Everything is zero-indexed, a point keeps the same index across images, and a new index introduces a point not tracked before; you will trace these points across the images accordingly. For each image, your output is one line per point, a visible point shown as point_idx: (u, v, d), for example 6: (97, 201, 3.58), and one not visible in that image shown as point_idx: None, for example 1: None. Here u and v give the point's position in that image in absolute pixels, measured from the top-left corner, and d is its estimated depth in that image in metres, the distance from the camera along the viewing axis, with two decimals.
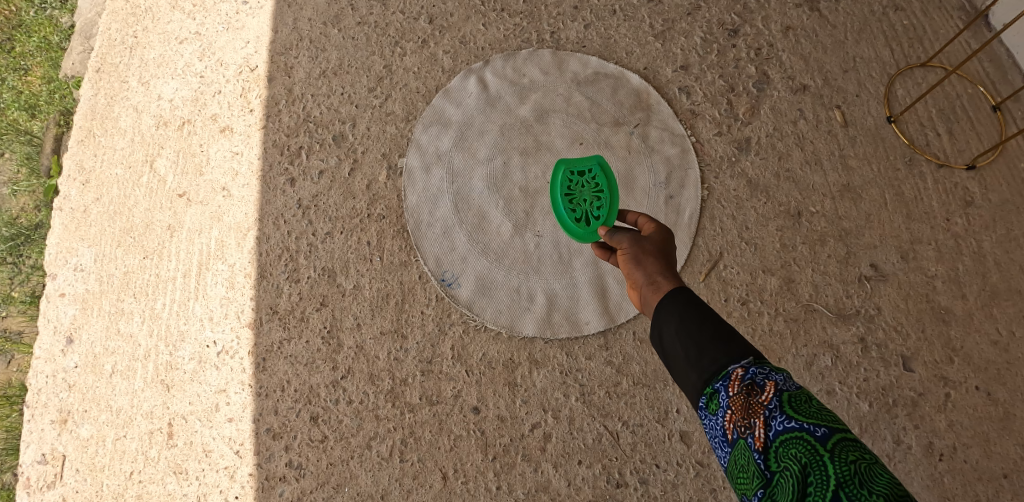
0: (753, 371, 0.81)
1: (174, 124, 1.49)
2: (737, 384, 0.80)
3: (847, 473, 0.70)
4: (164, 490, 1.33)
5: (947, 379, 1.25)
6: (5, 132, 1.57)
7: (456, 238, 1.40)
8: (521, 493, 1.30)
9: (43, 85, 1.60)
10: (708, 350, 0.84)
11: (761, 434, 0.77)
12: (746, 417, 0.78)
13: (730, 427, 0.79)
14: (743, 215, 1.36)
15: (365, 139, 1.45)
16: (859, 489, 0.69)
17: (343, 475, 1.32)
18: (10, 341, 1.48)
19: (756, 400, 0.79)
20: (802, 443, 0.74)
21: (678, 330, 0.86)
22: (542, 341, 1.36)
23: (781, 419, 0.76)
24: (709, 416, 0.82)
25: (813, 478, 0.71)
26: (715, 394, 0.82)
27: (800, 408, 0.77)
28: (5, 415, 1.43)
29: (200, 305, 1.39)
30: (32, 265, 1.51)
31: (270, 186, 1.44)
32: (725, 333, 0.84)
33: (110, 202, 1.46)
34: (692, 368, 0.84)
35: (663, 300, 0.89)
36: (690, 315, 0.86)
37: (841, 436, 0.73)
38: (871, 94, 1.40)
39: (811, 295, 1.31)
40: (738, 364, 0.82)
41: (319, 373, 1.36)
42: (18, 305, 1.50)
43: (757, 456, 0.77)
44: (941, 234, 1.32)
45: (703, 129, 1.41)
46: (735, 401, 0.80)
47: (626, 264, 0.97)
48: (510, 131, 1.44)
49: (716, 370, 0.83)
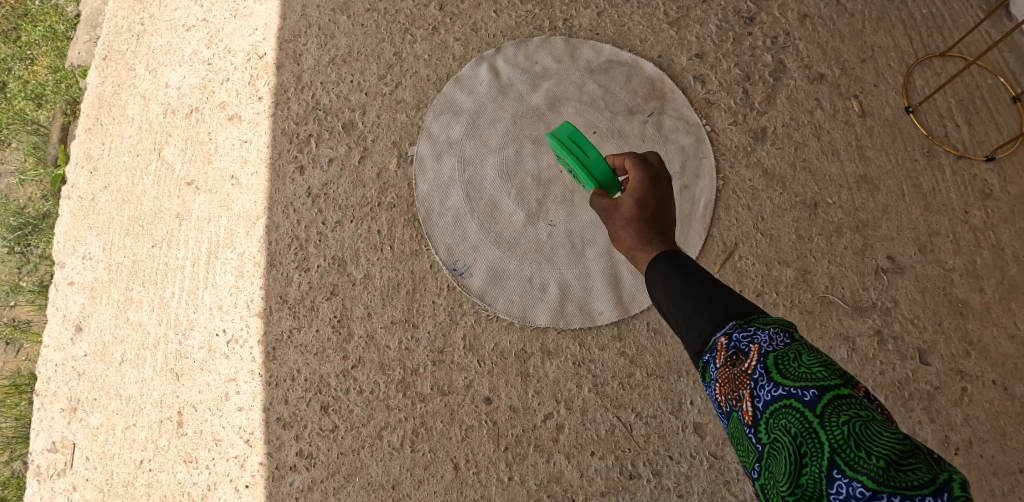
0: (737, 337, 0.79)
1: (182, 111, 1.47)
2: (723, 356, 0.79)
3: (841, 438, 0.68)
4: (174, 478, 1.32)
5: (963, 372, 1.24)
6: (12, 121, 1.56)
7: (469, 228, 1.39)
8: (533, 484, 1.30)
9: (49, 75, 1.58)
10: (693, 321, 0.83)
11: (750, 406, 0.76)
12: (735, 389, 0.78)
13: (723, 400, 0.80)
14: (758, 206, 1.35)
15: (376, 127, 1.43)
16: (856, 452, 0.67)
17: (354, 464, 1.31)
18: (18, 330, 1.47)
19: (740, 369, 0.77)
20: (791, 413, 0.72)
21: (666, 302, 0.87)
22: (555, 331, 1.35)
23: (767, 388, 0.74)
24: (707, 387, 0.83)
25: (806, 448, 0.70)
26: (707, 366, 0.82)
27: (787, 370, 0.74)
28: (14, 403, 1.43)
29: (209, 294, 1.38)
30: (40, 255, 1.50)
31: (279, 174, 1.42)
32: (709, 300, 0.83)
33: (118, 191, 1.44)
34: (684, 340, 0.85)
35: (651, 274, 0.90)
36: (674, 286, 0.86)
37: (832, 396, 0.71)
38: (889, 84, 1.38)
39: (827, 287, 1.30)
40: (722, 333, 0.80)
41: (329, 362, 1.35)
42: (25, 294, 1.48)
43: (750, 429, 0.76)
44: (960, 227, 1.30)
45: (718, 119, 1.40)
46: (722, 374, 0.79)
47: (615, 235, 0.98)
48: (522, 119, 1.43)
49: (704, 341, 0.82)
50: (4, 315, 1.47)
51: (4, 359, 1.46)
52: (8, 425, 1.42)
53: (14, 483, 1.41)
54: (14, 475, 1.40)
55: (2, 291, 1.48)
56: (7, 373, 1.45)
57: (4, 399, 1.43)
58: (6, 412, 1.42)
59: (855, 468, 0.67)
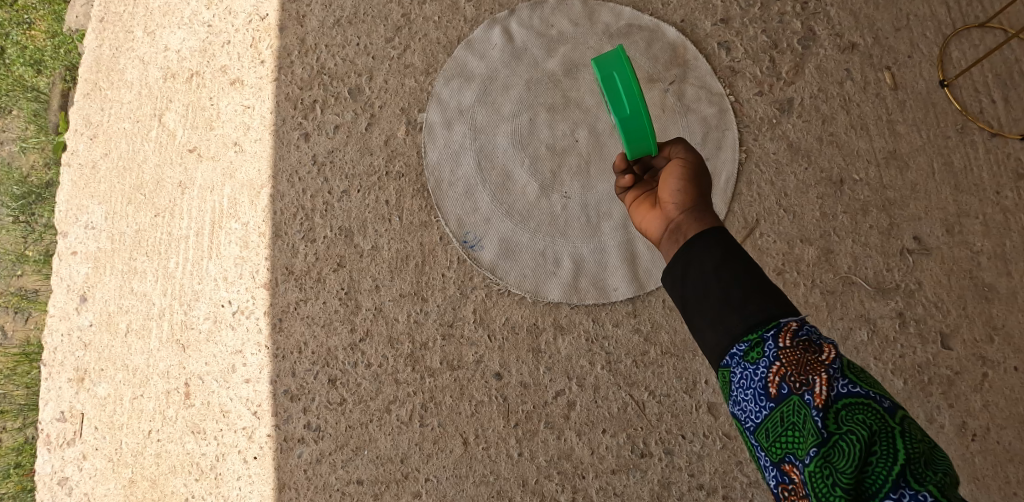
0: (808, 328, 0.77)
1: (183, 76, 1.40)
2: (791, 337, 0.76)
3: (916, 448, 0.68)
4: (182, 449, 1.30)
5: (985, 358, 1.22)
6: (12, 88, 1.50)
7: (480, 199, 1.34)
8: (543, 461, 1.28)
9: (48, 40, 1.51)
10: (755, 298, 0.79)
11: (823, 392, 0.72)
12: (804, 372, 0.74)
13: (778, 380, 0.75)
14: (782, 181, 1.30)
15: (383, 92, 1.36)
16: (925, 466, 0.68)
17: (362, 438, 1.30)
18: (26, 299, 1.43)
19: (815, 357, 0.75)
20: (868, 411, 0.71)
21: (717, 273, 0.82)
22: (568, 306, 1.32)
23: (845, 382, 0.73)
24: (747, 364, 0.77)
25: (879, 449, 0.69)
26: (760, 343, 0.77)
27: (860, 377, 0.74)
28: (24, 371, 1.41)
29: (214, 264, 1.34)
30: (45, 224, 1.45)
31: (283, 141, 1.36)
32: (773, 285, 0.80)
33: (119, 158, 1.39)
34: (732, 312, 0.80)
35: (703, 243, 0.84)
36: (733, 264, 0.81)
37: (903, 411, 0.72)
38: (924, 55, 1.32)
39: (849, 267, 1.27)
40: (794, 318, 0.77)
41: (337, 335, 1.32)
42: (31, 264, 1.44)
43: (814, 413, 0.72)
44: (990, 208, 1.26)
45: (743, 88, 1.34)
46: (790, 353, 0.75)
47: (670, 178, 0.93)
48: (537, 85, 1.36)
49: (763, 319, 0.78)
50: (9, 285, 1.43)
51: (14, 328, 1.43)
52: (20, 393, 1.41)
53: (27, 449, 1.40)
54: (27, 441, 1.39)
55: (9, 261, 1.44)
56: (16, 342, 1.42)
57: (14, 369, 1.41)
58: (17, 380, 1.40)
59: (923, 481, 0.67)
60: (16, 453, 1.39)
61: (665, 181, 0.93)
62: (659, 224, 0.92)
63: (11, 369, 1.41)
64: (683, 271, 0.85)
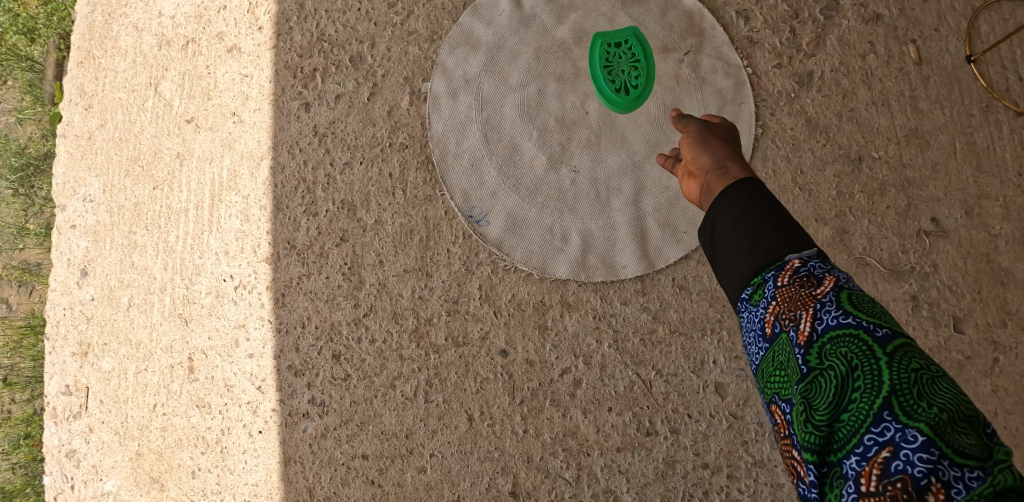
0: (812, 265, 0.74)
1: (178, 43, 1.34)
2: (789, 275, 0.74)
3: (905, 381, 0.63)
4: (188, 423, 1.27)
5: (997, 343, 1.21)
6: (4, 57, 1.43)
7: (486, 172, 1.29)
8: (549, 438, 1.24)
9: (40, 6, 1.44)
10: (767, 242, 0.78)
11: (807, 328, 0.70)
12: (793, 309, 0.72)
13: (772, 319, 0.74)
14: (798, 157, 1.27)
15: (386, 61, 1.31)
16: (915, 399, 0.62)
17: (367, 413, 1.25)
18: (29, 272, 1.41)
19: (808, 292, 0.72)
20: (854, 344, 0.67)
21: (734, 221, 0.80)
22: (576, 283, 1.27)
23: (833, 314, 0.69)
24: (750, 307, 0.78)
25: (862, 382, 0.65)
26: (763, 284, 0.77)
27: (859, 308, 0.69)
28: (30, 344, 1.39)
29: (214, 238, 1.30)
30: (45, 197, 1.42)
31: (283, 111, 1.32)
32: (787, 227, 0.78)
33: (116, 128, 1.34)
34: (744, 257, 0.79)
35: (729, 189, 0.82)
36: (751, 209, 0.79)
37: (902, 342, 0.66)
38: (952, 29, 1.27)
39: (864, 248, 1.24)
40: (798, 255, 0.76)
41: (340, 310, 1.27)
42: (33, 237, 1.41)
43: (799, 351, 0.70)
44: (1011, 190, 1.24)
45: (761, 60, 1.29)
46: (782, 292, 0.74)
47: (689, 145, 0.90)
48: (546, 54, 1.31)
49: (771, 259, 0.77)
50: (13, 258, 1.40)
51: (18, 301, 1.41)
52: (26, 365, 1.39)
53: (37, 420, 1.38)
54: (37, 412, 1.38)
55: (9, 234, 1.41)
56: (20, 314, 1.40)
57: (19, 341, 1.39)
58: (23, 353, 1.39)
59: (912, 415, 0.62)
60: (26, 423, 1.37)
61: (687, 152, 0.90)
62: (694, 198, 0.89)
63: (16, 342, 1.39)
64: (709, 220, 0.83)
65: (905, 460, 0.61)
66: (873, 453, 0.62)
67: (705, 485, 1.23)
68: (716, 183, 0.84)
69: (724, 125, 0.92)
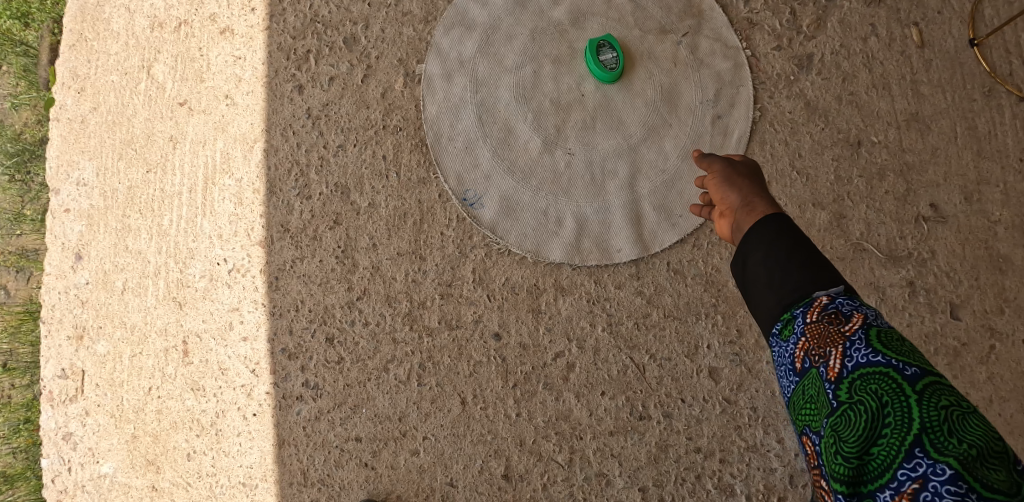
0: (840, 301, 0.74)
1: (170, 25, 1.34)
2: (818, 312, 0.74)
3: (935, 418, 0.63)
4: (183, 406, 1.27)
5: (994, 330, 1.21)
6: None
7: (481, 154, 1.28)
8: (541, 421, 1.23)
9: None
10: (797, 278, 0.77)
11: (837, 365, 0.70)
12: (823, 346, 0.72)
13: (801, 355, 0.74)
14: (797, 140, 1.26)
15: (380, 42, 1.30)
16: (946, 435, 0.62)
17: (361, 396, 1.25)
18: (26, 258, 1.40)
19: (836, 329, 0.72)
20: (885, 381, 0.67)
21: (763, 259, 0.80)
22: (570, 267, 1.26)
23: (863, 351, 0.69)
24: (780, 342, 0.77)
25: (892, 419, 0.65)
26: (792, 320, 0.77)
27: (889, 345, 0.69)
28: (28, 329, 1.39)
29: (208, 222, 1.30)
30: (42, 183, 1.41)
31: (276, 94, 1.31)
32: (817, 263, 0.77)
33: (108, 112, 1.34)
34: (773, 293, 0.79)
35: (758, 224, 0.81)
36: (781, 244, 0.79)
37: (933, 379, 0.66)
38: (955, 12, 1.27)
39: (862, 233, 1.23)
40: (825, 290, 0.76)
41: (333, 293, 1.27)
42: (29, 223, 1.41)
43: (828, 386, 0.70)
44: (1011, 176, 1.23)
45: (760, 42, 1.28)
46: (811, 328, 0.74)
47: (717, 186, 0.89)
48: (542, 35, 1.29)
49: (800, 296, 0.77)
50: (9, 244, 1.40)
51: (16, 288, 1.40)
52: (25, 351, 1.39)
53: (37, 404, 1.38)
54: (36, 397, 1.38)
55: (5, 220, 1.40)
56: (19, 300, 1.39)
57: (18, 327, 1.39)
58: (22, 338, 1.38)
59: (942, 451, 0.61)
60: (26, 408, 1.38)
61: (713, 189, 0.89)
62: (724, 235, 0.88)
63: (16, 327, 1.39)
64: (739, 254, 0.83)
65: (934, 493, 0.60)
66: (904, 488, 0.62)
67: (697, 469, 1.22)
68: (744, 220, 0.83)
69: (746, 163, 0.91)
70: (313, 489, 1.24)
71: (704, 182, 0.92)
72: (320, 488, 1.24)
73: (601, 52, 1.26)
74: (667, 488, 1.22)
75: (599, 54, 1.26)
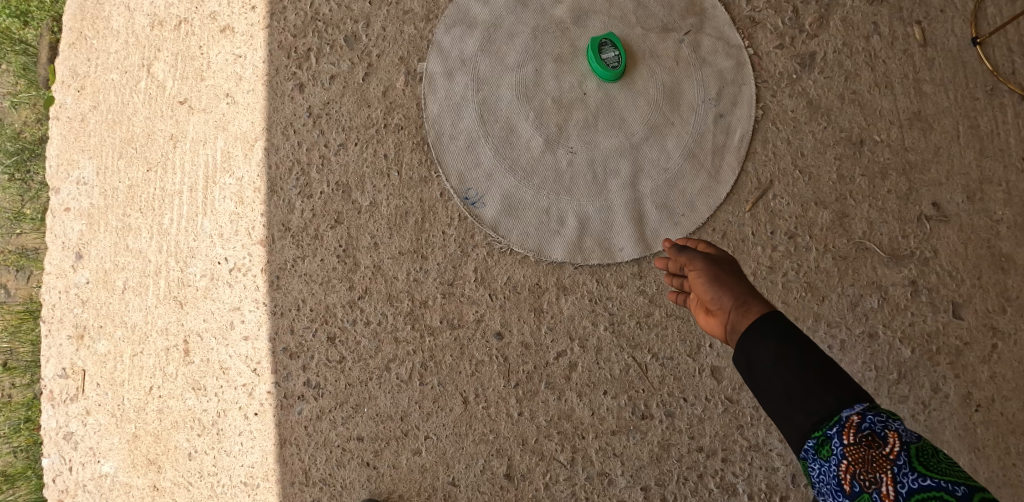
0: (871, 420, 0.76)
1: (170, 24, 1.33)
2: (854, 434, 0.76)
3: None
4: (184, 405, 1.27)
5: (996, 329, 1.21)
6: None
7: (482, 153, 1.27)
8: (543, 420, 1.23)
9: None
10: (816, 392, 0.79)
11: (889, 491, 0.72)
12: (870, 471, 0.73)
13: (848, 479, 0.75)
14: (799, 139, 1.26)
15: (381, 40, 1.30)
16: None
17: (362, 395, 1.25)
18: (26, 257, 1.40)
19: (879, 454, 0.74)
20: None
21: (777, 367, 0.81)
22: (572, 266, 1.26)
23: (913, 477, 0.71)
24: (819, 462, 0.78)
25: None
26: (827, 440, 0.78)
27: (933, 466, 0.71)
28: (28, 329, 1.38)
29: (209, 221, 1.29)
30: (42, 182, 1.40)
31: (277, 92, 1.30)
32: (829, 373, 0.80)
33: (108, 110, 1.33)
34: (798, 410, 0.80)
35: (756, 325, 0.84)
36: (790, 351, 0.81)
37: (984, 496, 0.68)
38: (958, 10, 1.26)
39: (864, 232, 1.23)
40: (852, 410, 0.77)
41: (335, 292, 1.27)
42: (29, 222, 1.40)
43: None
44: (1014, 175, 1.23)
45: (763, 40, 1.27)
46: (852, 453, 0.75)
47: (703, 287, 0.91)
48: (543, 34, 1.28)
49: (827, 415, 0.78)
50: (9, 243, 1.40)
51: (16, 287, 1.40)
52: (26, 350, 1.38)
53: (38, 404, 1.38)
54: (36, 396, 1.37)
55: (5, 219, 1.40)
56: (19, 299, 1.39)
57: (18, 326, 1.38)
58: (22, 337, 1.38)
59: None
60: (26, 408, 1.37)
61: (699, 288, 0.92)
62: (718, 334, 0.91)
63: (16, 326, 1.38)
64: (744, 362, 0.85)
65: None
66: None
67: (700, 468, 1.22)
68: (739, 322, 0.86)
69: (726, 259, 0.95)
70: (314, 489, 1.24)
71: (688, 277, 0.95)
72: (321, 488, 1.24)
73: (603, 50, 1.25)
74: (669, 487, 1.22)
75: (602, 52, 1.25)
